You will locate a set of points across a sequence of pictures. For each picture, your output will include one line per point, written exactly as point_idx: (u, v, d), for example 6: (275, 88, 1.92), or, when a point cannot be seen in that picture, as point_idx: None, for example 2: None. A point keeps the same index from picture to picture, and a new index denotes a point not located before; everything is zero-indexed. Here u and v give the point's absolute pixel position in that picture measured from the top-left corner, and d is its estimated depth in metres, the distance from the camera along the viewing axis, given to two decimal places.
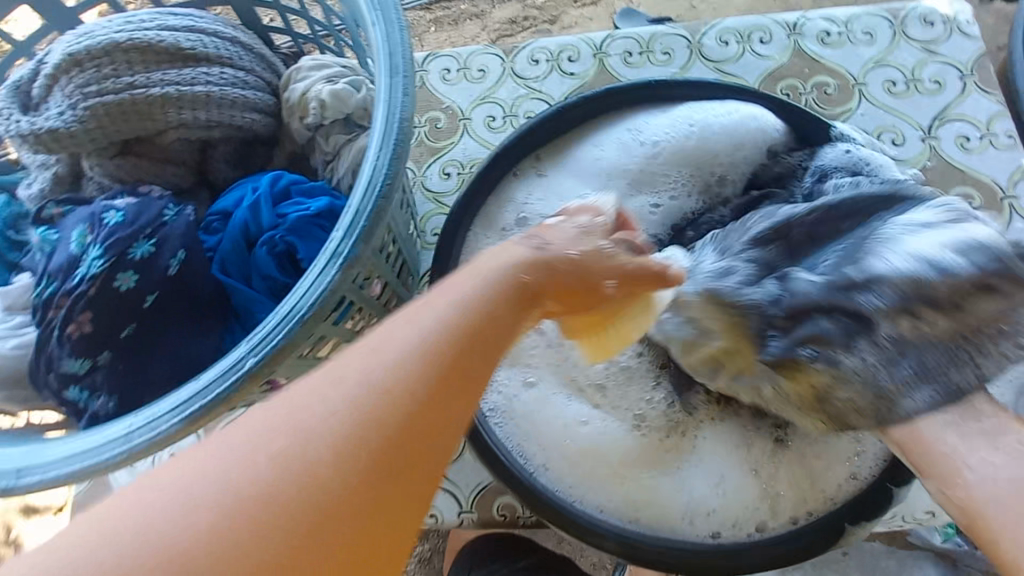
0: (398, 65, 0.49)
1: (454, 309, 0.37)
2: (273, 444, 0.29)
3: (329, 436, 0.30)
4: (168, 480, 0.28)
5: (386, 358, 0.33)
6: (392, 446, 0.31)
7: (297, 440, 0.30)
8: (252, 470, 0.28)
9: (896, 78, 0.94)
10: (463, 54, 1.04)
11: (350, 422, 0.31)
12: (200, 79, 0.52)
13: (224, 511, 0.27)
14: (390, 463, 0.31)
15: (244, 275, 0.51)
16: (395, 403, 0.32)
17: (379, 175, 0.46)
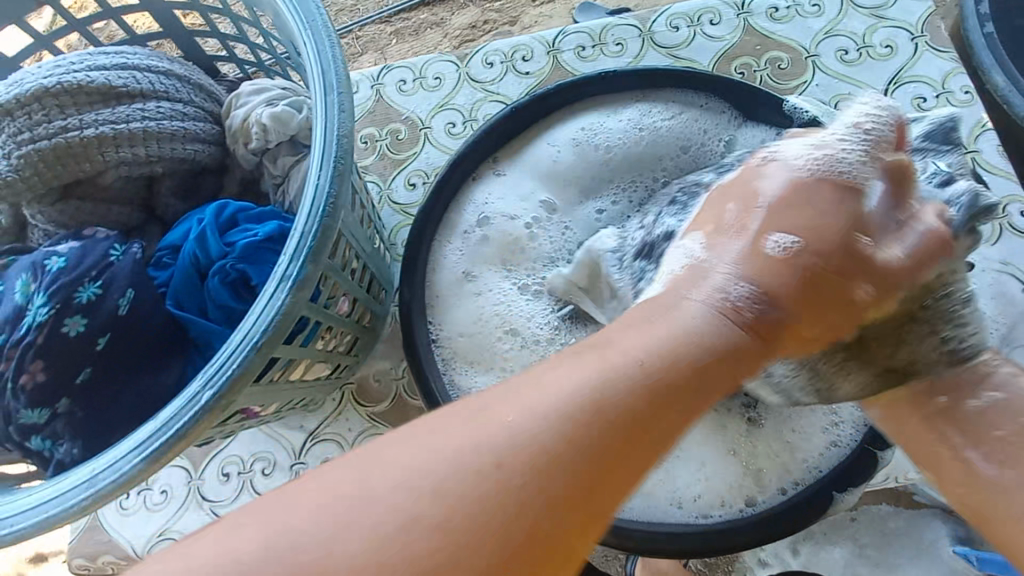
0: (332, 82, 0.48)
1: (650, 334, 0.37)
2: (386, 500, 0.30)
3: (468, 483, 0.31)
4: (324, 491, 0.30)
5: (552, 391, 0.34)
6: (555, 483, 0.31)
7: (435, 491, 0.30)
8: (396, 518, 0.29)
9: (847, 46, 0.95)
10: (418, 64, 1.04)
11: (530, 472, 0.31)
12: (136, 115, 0.52)
13: (386, 540, 0.28)
14: (546, 504, 0.31)
15: (199, 307, 0.51)
16: (537, 441, 0.32)
17: (322, 194, 0.45)
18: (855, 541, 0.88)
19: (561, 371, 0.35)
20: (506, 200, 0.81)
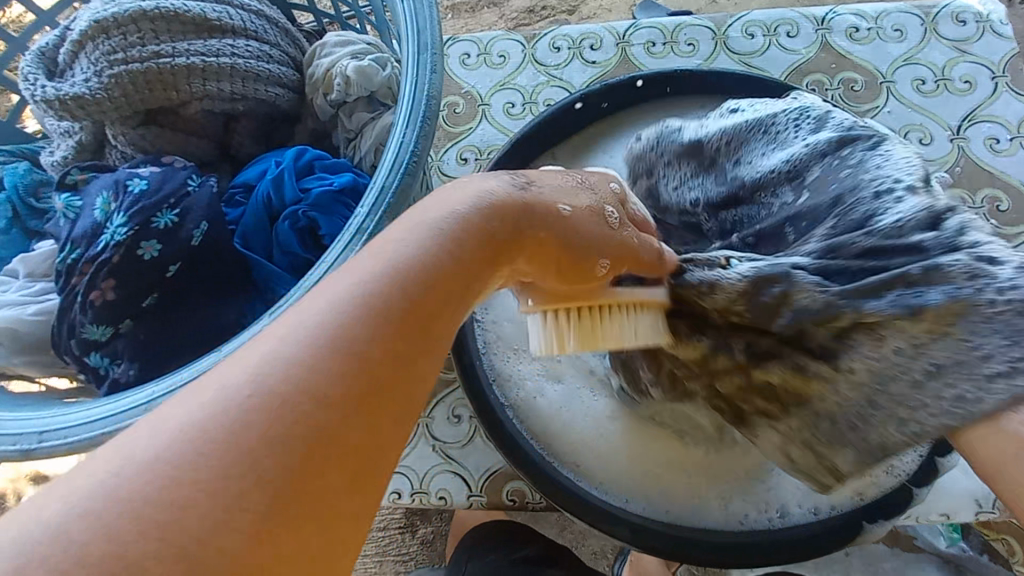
0: (427, 42, 0.48)
1: (448, 235, 0.34)
2: (171, 417, 0.24)
3: (259, 389, 0.24)
4: (101, 454, 0.22)
5: (323, 297, 0.29)
6: (366, 354, 0.27)
7: (224, 391, 0.24)
8: (168, 439, 0.23)
9: (924, 76, 0.92)
10: (483, 40, 1.03)
11: (232, 399, 0.24)
12: (225, 50, 0.52)
13: (122, 507, 0.21)
14: (346, 403, 0.26)
15: (266, 251, 0.52)
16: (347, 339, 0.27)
17: (405, 153, 0.45)
18: None
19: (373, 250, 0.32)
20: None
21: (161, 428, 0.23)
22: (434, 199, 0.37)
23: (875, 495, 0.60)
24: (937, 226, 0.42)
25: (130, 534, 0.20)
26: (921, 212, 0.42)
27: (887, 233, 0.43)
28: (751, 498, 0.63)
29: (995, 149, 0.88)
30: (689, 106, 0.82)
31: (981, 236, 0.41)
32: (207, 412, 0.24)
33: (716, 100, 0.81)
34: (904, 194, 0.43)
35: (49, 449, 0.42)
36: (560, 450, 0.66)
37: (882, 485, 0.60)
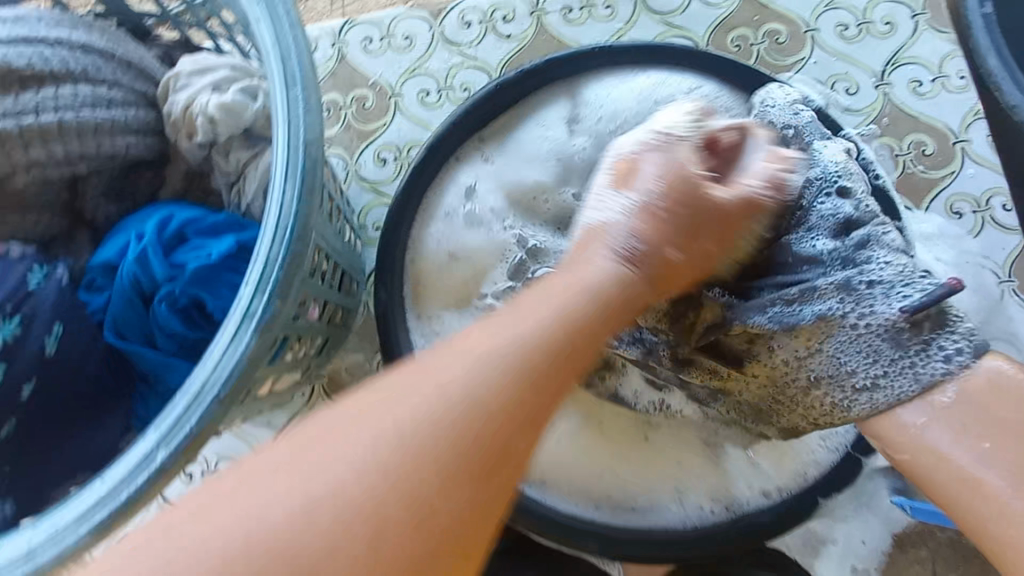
0: (295, 72, 0.41)
1: (538, 332, 0.40)
2: (338, 473, 0.34)
3: (407, 469, 0.34)
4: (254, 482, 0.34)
5: (466, 384, 0.37)
6: (471, 461, 0.35)
7: (390, 459, 0.34)
8: (350, 479, 0.33)
9: (847, 21, 0.89)
10: (384, 20, 0.92)
11: (373, 481, 0.34)
12: (49, 105, 0.48)
13: (278, 542, 0.32)
14: (473, 475, 0.35)
15: (146, 337, 0.46)
16: (472, 430, 0.36)
17: (287, 216, 0.39)
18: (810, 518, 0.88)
19: (450, 359, 0.38)
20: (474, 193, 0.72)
21: (317, 482, 0.33)
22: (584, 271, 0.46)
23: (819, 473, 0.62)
24: (859, 286, 0.49)
25: (287, 549, 0.32)
26: (842, 281, 0.50)
27: (789, 304, 0.50)
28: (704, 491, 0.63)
29: (919, 93, 0.86)
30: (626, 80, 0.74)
31: (859, 282, 0.49)
32: (379, 473, 0.34)
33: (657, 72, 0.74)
34: (821, 245, 0.51)
35: None
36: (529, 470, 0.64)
37: (822, 460, 0.62)
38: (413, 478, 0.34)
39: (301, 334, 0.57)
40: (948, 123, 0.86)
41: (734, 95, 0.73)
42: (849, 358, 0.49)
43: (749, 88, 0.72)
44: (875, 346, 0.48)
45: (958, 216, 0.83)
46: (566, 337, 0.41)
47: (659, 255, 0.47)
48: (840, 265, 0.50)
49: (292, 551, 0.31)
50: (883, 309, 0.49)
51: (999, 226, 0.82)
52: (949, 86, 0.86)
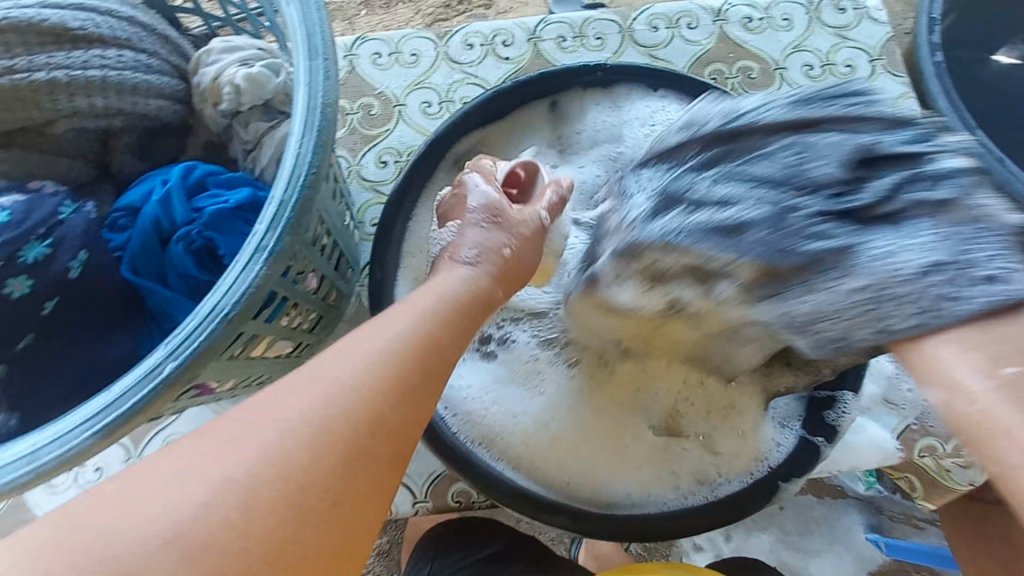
0: (318, 46, 0.46)
1: (364, 367, 0.41)
2: (229, 468, 0.36)
3: (233, 487, 0.35)
4: (165, 472, 0.36)
5: (285, 419, 0.38)
6: (337, 477, 0.38)
7: (233, 463, 0.36)
8: (247, 471, 0.36)
9: (812, 63, 0.98)
10: (394, 38, 1.00)
11: (255, 471, 0.36)
12: (94, 62, 0.51)
13: (167, 537, 0.33)
14: (370, 435, 0.40)
15: (158, 275, 0.52)
16: (361, 405, 0.40)
17: (303, 165, 0.44)
18: (782, 530, 0.92)
19: (365, 338, 0.44)
20: None
21: (207, 477, 0.35)
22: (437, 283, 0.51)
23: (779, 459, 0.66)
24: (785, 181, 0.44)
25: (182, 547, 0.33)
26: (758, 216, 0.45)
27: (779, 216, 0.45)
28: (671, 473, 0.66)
29: None
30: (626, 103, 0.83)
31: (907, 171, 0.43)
32: (284, 456, 0.37)
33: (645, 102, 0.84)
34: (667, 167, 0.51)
35: None
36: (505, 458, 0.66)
37: (783, 452, 0.66)
38: (319, 459, 0.37)
39: (296, 301, 0.61)
40: None
41: None
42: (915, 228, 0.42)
43: None
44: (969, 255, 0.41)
45: None
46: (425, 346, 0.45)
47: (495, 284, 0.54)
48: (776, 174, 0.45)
49: (208, 536, 0.34)
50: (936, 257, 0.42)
51: None
52: None
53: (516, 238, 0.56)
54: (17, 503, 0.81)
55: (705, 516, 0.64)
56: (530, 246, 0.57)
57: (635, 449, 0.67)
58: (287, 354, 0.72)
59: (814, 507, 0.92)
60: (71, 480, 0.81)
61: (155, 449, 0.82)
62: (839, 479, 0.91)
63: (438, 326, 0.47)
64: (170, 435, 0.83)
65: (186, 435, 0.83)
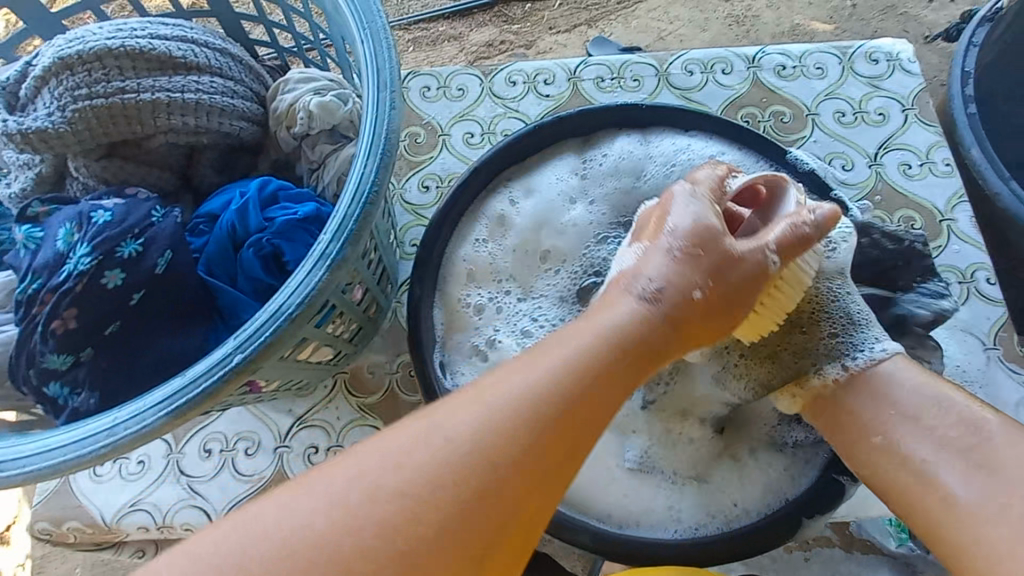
0: (386, 79, 0.52)
1: (546, 386, 0.42)
2: (383, 465, 0.38)
3: (403, 490, 0.37)
4: (326, 482, 0.37)
5: (484, 412, 0.40)
6: (507, 480, 0.39)
7: (403, 470, 0.38)
8: (421, 467, 0.38)
9: (844, 110, 1.01)
10: (442, 73, 1.07)
11: (434, 470, 0.38)
12: (190, 86, 0.58)
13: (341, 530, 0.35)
14: (528, 471, 0.39)
15: (229, 276, 0.57)
16: (528, 412, 0.41)
17: (366, 183, 0.48)
18: None
19: (507, 374, 0.43)
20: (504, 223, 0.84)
21: (378, 477, 0.37)
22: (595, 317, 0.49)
23: (798, 495, 0.66)
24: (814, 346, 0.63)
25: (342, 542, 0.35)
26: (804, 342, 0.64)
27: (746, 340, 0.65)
28: (683, 496, 0.68)
29: (908, 174, 0.96)
30: (660, 142, 0.87)
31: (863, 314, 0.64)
32: (449, 462, 0.38)
33: (680, 135, 0.87)
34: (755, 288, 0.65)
35: (27, 474, 0.43)
36: None
37: (802, 487, 0.67)
38: (468, 475, 0.38)
39: (344, 309, 0.65)
40: (935, 203, 0.95)
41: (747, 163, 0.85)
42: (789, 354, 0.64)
43: (753, 154, 0.84)
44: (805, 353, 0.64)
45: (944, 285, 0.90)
46: (586, 365, 0.44)
47: (681, 296, 0.51)
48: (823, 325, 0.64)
49: (365, 537, 0.35)
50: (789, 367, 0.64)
51: (982, 297, 0.89)
52: (936, 170, 0.96)
53: (665, 253, 0.52)
54: (64, 489, 0.86)
55: (721, 548, 0.64)
56: (688, 265, 0.52)
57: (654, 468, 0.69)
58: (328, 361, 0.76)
59: (843, 561, 0.90)
60: (115, 471, 0.86)
61: (194, 447, 0.86)
62: (866, 531, 0.91)
63: (601, 362, 0.45)
64: (210, 433, 0.87)
65: (224, 434, 0.87)
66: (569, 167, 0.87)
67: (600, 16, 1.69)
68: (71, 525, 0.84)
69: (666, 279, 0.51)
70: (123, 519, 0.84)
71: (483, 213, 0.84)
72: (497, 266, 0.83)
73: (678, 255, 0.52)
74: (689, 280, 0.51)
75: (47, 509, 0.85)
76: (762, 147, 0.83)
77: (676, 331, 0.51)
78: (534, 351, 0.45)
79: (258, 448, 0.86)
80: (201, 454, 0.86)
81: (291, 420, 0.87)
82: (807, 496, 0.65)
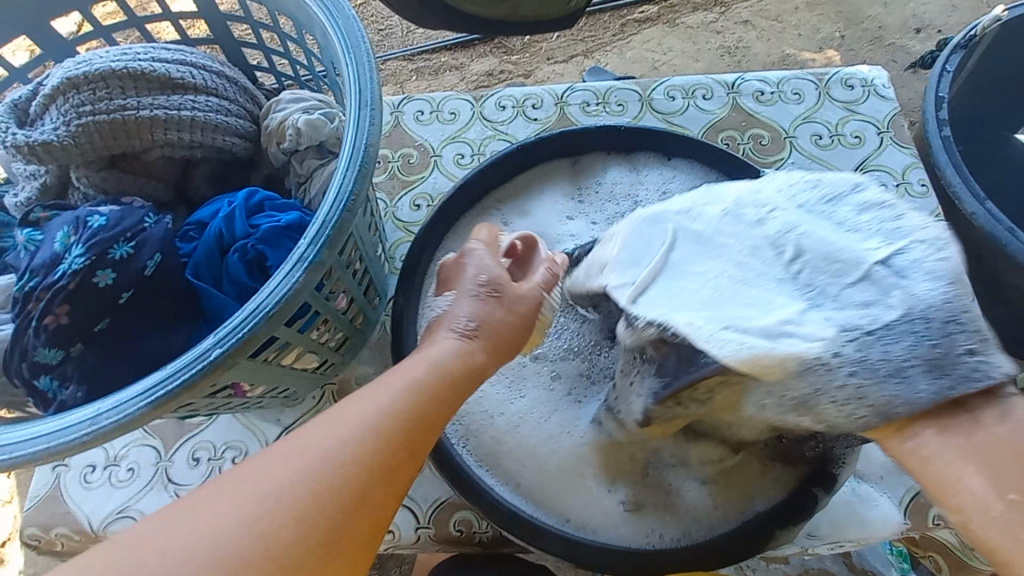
0: (367, 98, 0.55)
1: (368, 415, 0.47)
2: (258, 492, 0.41)
3: (267, 513, 0.40)
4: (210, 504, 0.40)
5: (345, 438, 0.45)
6: (356, 514, 0.43)
7: (267, 498, 0.40)
8: (271, 493, 0.41)
9: (821, 132, 1.05)
10: (436, 99, 1.13)
11: (293, 488, 0.41)
12: (187, 105, 0.63)
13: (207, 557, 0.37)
14: (362, 494, 0.43)
15: (215, 280, 0.61)
16: (376, 453, 0.45)
17: (344, 193, 0.52)
18: None
19: (369, 405, 0.48)
20: None
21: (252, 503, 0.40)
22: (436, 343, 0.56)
23: (770, 505, 0.67)
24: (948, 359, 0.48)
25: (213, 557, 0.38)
26: (930, 363, 0.48)
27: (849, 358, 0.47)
28: (652, 505, 0.69)
29: None
30: (641, 163, 0.91)
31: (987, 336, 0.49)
32: (299, 488, 0.41)
33: (660, 157, 0.91)
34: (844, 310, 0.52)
35: (9, 461, 0.45)
36: (503, 481, 0.69)
37: (776, 499, 0.67)
38: (303, 502, 0.41)
39: (327, 317, 0.68)
40: None
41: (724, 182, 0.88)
42: (904, 378, 0.48)
43: (731, 171, 0.87)
44: (930, 369, 0.48)
45: None
46: (444, 391, 0.52)
47: (488, 340, 0.58)
48: (963, 342, 0.48)
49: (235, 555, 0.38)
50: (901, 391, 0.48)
51: None
52: (911, 190, 0.99)
53: (467, 296, 0.60)
54: (54, 496, 0.87)
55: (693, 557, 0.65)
56: (483, 309, 0.59)
57: (624, 482, 0.70)
58: (313, 369, 0.78)
59: None
60: (105, 478, 0.88)
61: (183, 456, 0.88)
62: (863, 558, 0.91)
63: (417, 398, 0.50)
64: (198, 442, 0.89)
65: (213, 442, 0.89)
66: (558, 185, 0.90)
67: (596, 47, 1.76)
68: (59, 531, 0.85)
69: (477, 319, 0.58)
70: (110, 525, 0.85)
71: (471, 232, 0.87)
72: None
73: (486, 304, 0.60)
74: (492, 319, 0.59)
75: (35, 516, 0.86)
76: (736, 164, 0.86)
77: (495, 354, 0.59)
78: (417, 358, 0.54)
79: (245, 456, 0.88)
80: (189, 462, 0.88)
81: (279, 430, 0.89)
82: (776, 506, 0.66)
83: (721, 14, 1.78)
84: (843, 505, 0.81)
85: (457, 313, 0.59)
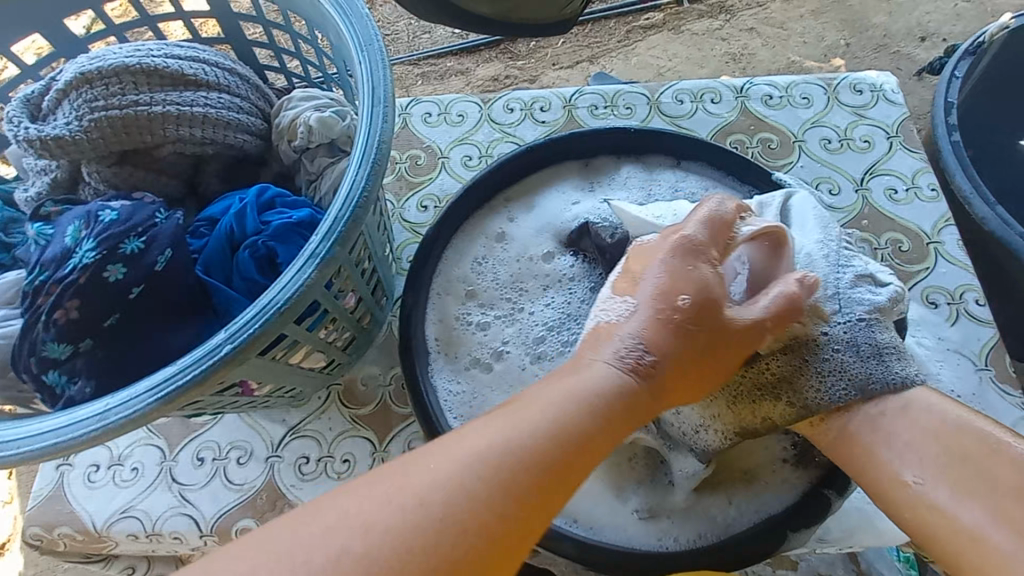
0: (380, 96, 0.55)
1: (535, 432, 0.42)
2: (406, 497, 0.38)
3: (404, 533, 0.37)
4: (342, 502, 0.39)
5: (486, 451, 0.41)
6: (494, 537, 0.38)
7: (403, 509, 0.38)
8: (411, 506, 0.38)
9: (830, 137, 1.04)
10: (444, 101, 1.13)
11: (438, 507, 0.38)
12: (199, 101, 0.63)
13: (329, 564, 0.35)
14: (503, 520, 0.39)
15: (224, 276, 0.60)
16: (522, 474, 0.40)
17: (356, 190, 0.51)
18: None
19: (518, 419, 0.43)
20: (498, 237, 0.86)
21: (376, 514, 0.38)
22: (584, 366, 0.49)
23: (783, 509, 0.66)
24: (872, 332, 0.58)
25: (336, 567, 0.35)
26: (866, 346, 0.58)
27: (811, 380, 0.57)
28: (663, 510, 0.67)
29: (895, 199, 0.99)
30: (649, 165, 0.91)
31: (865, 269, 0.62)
32: (435, 504, 0.38)
33: (670, 159, 0.91)
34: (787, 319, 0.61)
35: (19, 455, 0.45)
36: None
37: (788, 504, 0.66)
38: (446, 523, 0.38)
39: (335, 316, 0.68)
40: (922, 227, 0.96)
41: (733, 184, 0.88)
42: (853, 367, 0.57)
43: (740, 174, 0.87)
44: (863, 345, 0.58)
45: (934, 306, 0.91)
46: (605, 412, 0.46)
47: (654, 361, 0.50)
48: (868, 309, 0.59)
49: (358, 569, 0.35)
50: (859, 372, 0.57)
51: (972, 318, 0.90)
52: (921, 195, 0.98)
53: (653, 310, 0.51)
54: (58, 495, 0.86)
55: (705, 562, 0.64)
56: (667, 329, 0.50)
57: (634, 485, 0.69)
58: (321, 369, 0.78)
59: None
60: (108, 478, 0.87)
61: (188, 455, 0.87)
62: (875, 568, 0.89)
63: (578, 416, 0.45)
64: (204, 441, 0.88)
65: (218, 442, 0.88)
66: (567, 186, 0.90)
67: (601, 53, 1.76)
68: (62, 530, 0.85)
69: (650, 345, 0.50)
70: (114, 524, 0.84)
71: (480, 231, 0.87)
72: (496, 281, 0.84)
73: (663, 319, 0.50)
74: (674, 349, 0.50)
75: (38, 514, 0.86)
76: (746, 167, 0.86)
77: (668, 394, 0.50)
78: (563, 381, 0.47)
79: (250, 456, 0.87)
80: (194, 462, 0.87)
81: (285, 430, 0.89)
82: (788, 510, 0.65)
83: (727, 21, 1.79)
84: (855, 513, 0.79)
85: (619, 330, 0.51)
